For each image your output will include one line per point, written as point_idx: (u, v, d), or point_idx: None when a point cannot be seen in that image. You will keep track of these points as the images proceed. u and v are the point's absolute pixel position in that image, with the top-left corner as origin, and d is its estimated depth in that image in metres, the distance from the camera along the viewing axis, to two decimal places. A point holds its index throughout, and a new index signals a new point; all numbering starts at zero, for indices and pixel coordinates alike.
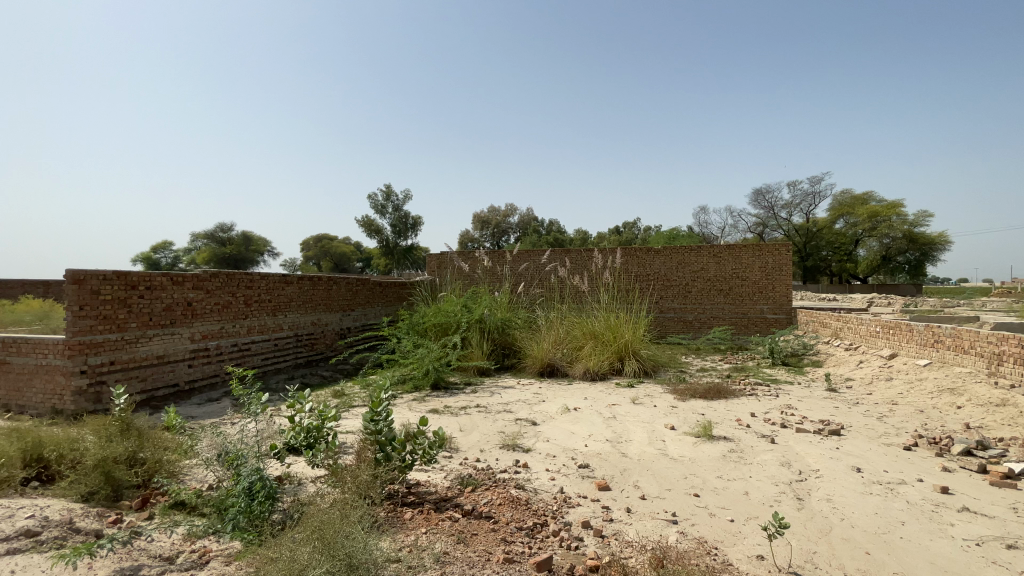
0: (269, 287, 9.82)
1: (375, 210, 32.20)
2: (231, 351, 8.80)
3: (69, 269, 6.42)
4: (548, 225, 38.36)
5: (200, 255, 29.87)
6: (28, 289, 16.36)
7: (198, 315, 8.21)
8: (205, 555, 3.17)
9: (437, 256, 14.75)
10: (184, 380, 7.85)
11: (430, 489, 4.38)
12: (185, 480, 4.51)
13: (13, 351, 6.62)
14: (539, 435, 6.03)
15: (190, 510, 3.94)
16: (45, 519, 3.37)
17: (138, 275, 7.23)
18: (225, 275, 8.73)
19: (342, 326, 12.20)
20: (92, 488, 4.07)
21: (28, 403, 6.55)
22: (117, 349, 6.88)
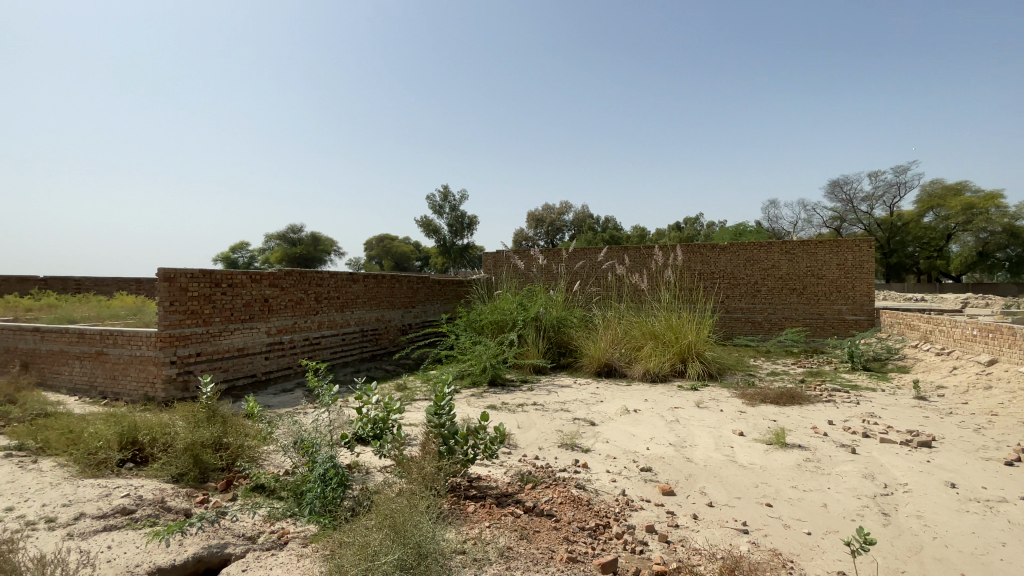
0: (337, 285, 10.31)
1: (433, 210, 33.03)
2: (303, 345, 9.32)
3: (161, 268, 7.05)
4: (605, 222, 37.71)
5: (273, 256, 31.98)
6: (124, 286, 18.14)
7: (274, 311, 8.77)
8: (283, 536, 3.37)
9: (492, 255, 14.87)
10: (261, 371, 8.40)
11: (491, 485, 4.42)
12: (263, 465, 4.81)
13: (115, 343, 7.33)
14: (599, 436, 5.92)
15: (268, 494, 4.20)
16: (137, 499, 3.73)
17: (221, 273, 7.82)
18: (297, 274, 9.26)
19: (404, 322, 12.61)
20: (182, 470, 4.42)
21: (128, 389, 7.23)
22: (203, 341, 7.48)
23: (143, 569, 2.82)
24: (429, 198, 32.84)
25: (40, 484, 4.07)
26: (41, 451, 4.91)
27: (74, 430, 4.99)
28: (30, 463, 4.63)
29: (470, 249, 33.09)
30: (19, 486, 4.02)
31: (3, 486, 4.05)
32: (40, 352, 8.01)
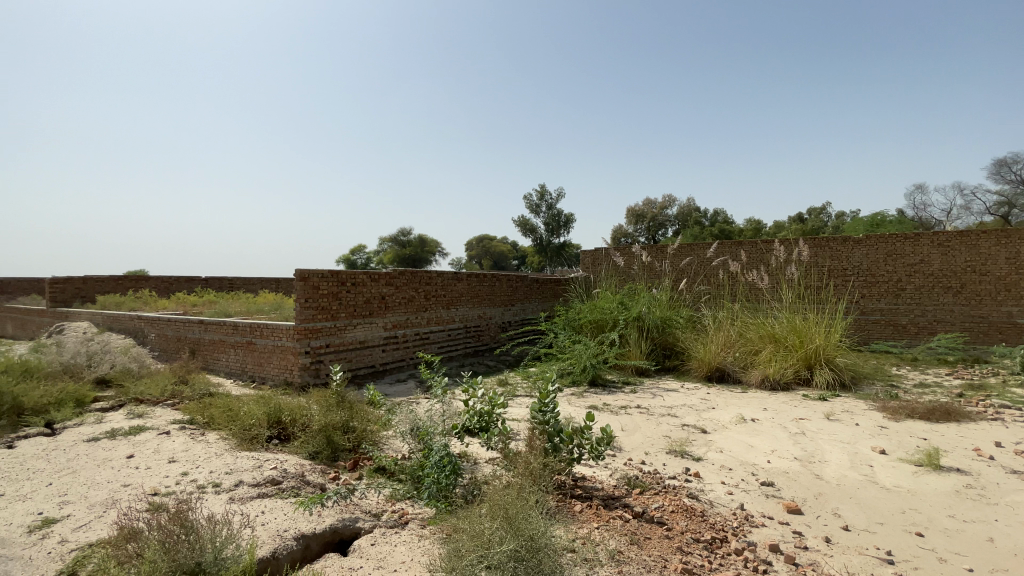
0: (444, 284, 10.86)
1: (531, 210, 33.46)
2: (414, 339, 9.96)
3: (298, 269, 7.95)
4: (712, 217, 35.42)
5: (386, 257, 34.64)
6: (265, 285, 20.80)
7: (389, 307, 9.47)
8: (403, 516, 3.62)
9: (592, 252, 14.69)
10: (379, 362, 9.13)
11: (597, 486, 4.36)
12: (384, 449, 5.23)
13: (261, 334, 8.41)
14: (711, 444, 5.58)
15: (389, 475, 4.55)
16: (282, 472, 4.25)
17: (346, 273, 8.61)
18: (408, 274, 9.91)
19: (504, 320, 12.94)
20: (317, 448, 4.96)
21: (271, 375, 8.26)
22: (331, 334, 8.30)
23: (290, 533, 3.20)
24: (527, 198, 33.29)
25: (208, 454, 4.80)
26: (208, 425, 5.79)
27: (232, 409, 5.81)
28: (201, 435, 5.49)
29: (568, 248, 33.00)
30: (193, 454, 4.79)
31: (182, 453, 4.85)
32: (204, 341, 9.44)
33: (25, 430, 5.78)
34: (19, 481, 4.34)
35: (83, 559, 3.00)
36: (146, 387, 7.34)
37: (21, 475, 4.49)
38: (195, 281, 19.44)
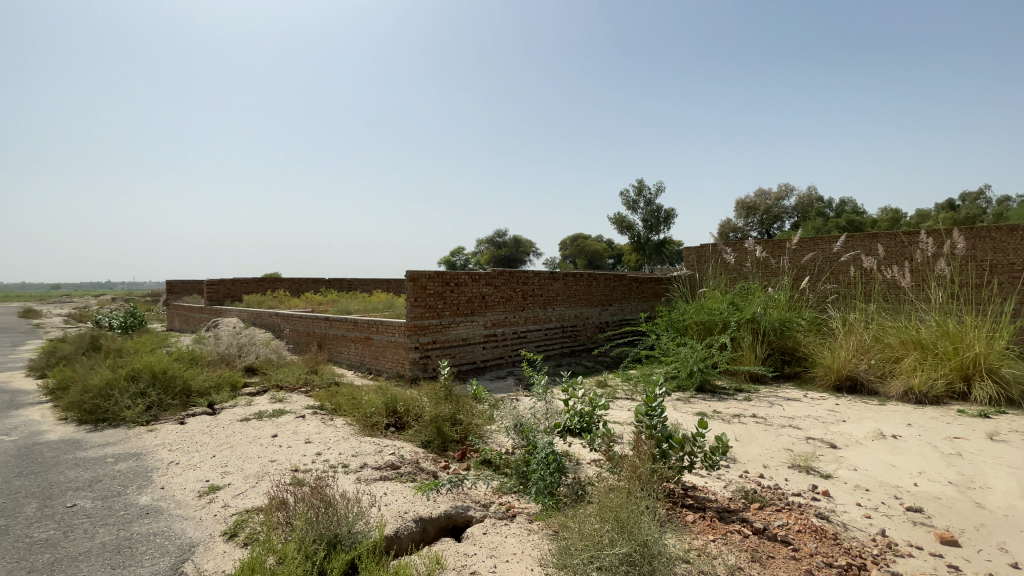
0: (542, 283, 10.98)
1: (628, 207, 32.57)
2: (513, 338, 10.19)
3: (409, 270, 8.50)
4: (835, 206, 31.78)
5: (483, 258, 35.82)
6: (377, 285, 22.57)
7: (490, 306, 9.78)
8: (512, 510, 3.72)
9: (697, 249, 13.93)
10: (480, 359, 9.48)
11: (710, 497, 4.13)
12: (489, 442, 5.41)
13: (376, 330, 9.14)
14: (842, 461, 5.02)
15: (495, 468, 4.70)
16: (400, 458, 4.58)
17: (450, 273, 9.04)
18: (508, 274, 10.16)
19: (602, 320, 12.76)
20: (429, 438, 5.27)
21: (385, 368, 8.94)
22: (437, 331, 8.78)
23: (410, 515, 3.44)
24: (623, 195, 32.41)
25: (336, 437, 5.32)
26: (335, 412, 6.43)
27: (355, 398, 6.39)
28: (330, 420, 6.11)
29: (667, 245, 31.58)
30: (324, 437, 5.35)
31: (315, 435, 5.43)
32: (329, 335, 10.49)
33: (194, 409, 6.86)
34: (192, 451, 5.16)
35: (243, 522, 3.49)
36: (283, 375, 8.34)
37: (194, 446, 5.33)
38: (319, 282, 21.66)
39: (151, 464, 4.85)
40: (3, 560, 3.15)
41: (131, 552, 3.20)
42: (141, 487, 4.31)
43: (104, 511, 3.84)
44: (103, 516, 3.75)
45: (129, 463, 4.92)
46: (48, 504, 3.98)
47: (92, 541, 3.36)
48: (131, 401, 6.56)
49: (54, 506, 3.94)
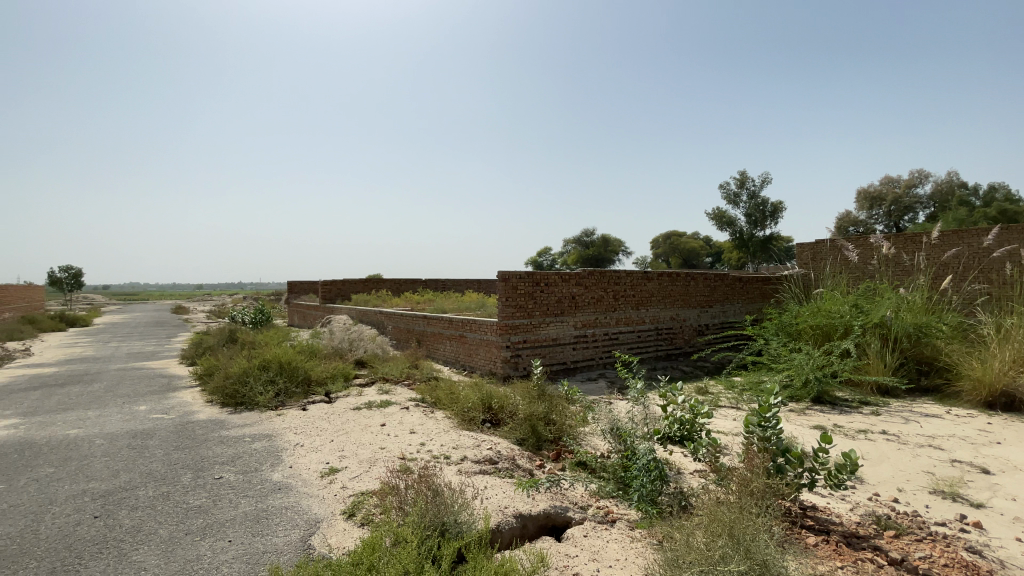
0: (635, 284, 10.67)
1: (729, 201, 30.62)
2: (605, 339, 10.01)
3: (500, 271, 8.70)
4: (984, 194, 27.32)
5: (571, 258, 35.71)
6: (469, 285, 23.42)
7: (580, 306, 9.69)
8: (611, 515, 3.66)
9: (811, 246, 12.71)
10: (571, 360, 9.43)
11: (833, 520, 3.74)
12: (584, 444, 5.35)
13: (470, 329, 9.45)
14: (1000, 490, 4.29)
15: (591, 471, 4.64)
16: (497, 454, 4.70)
17: (540, 273, 9.10)
18: (599, 274, 10.01)
19: (700, 323, 12.10)
20: (523, 436, 5.34)
21: (479, 365, 9.22)
22: (528, 330, 8.88)
23: (510, 511, 3.52)
24: (721, 188, 30.48)
25: (437, 430, 5.59)
26: (435, 405, 6.77)
27: (453, 392, 6.68)
28: (431, 413, 6.44)
29: (773, 241, 29.15)
30: (426, 428, 5.65)
31: (418, 426, 5.76)
32: (427, 333, 11.07)
33: (314, 397, 7.59)
34: (313, 435, 5.72)
35: (359, 503, 3.79)
36: (388, 369, 8.95)
37: (314, 430, 5.91)
38: (416, 283, 22.94)
39: (280, 444, 5.45)
40: (170, 520, 3.71)
41: (267, 523, 3.62)
42: (273, 464, 4.85)
43: (244, 484, 4.38)
44: (244, 489, 4.27)
45: (263, 442, 5.56)
46: (201, 474, 4.62)
47: (236, 510, 3.84)
48: (263, 388, 7.42)
49: (205, 477, 4.57)
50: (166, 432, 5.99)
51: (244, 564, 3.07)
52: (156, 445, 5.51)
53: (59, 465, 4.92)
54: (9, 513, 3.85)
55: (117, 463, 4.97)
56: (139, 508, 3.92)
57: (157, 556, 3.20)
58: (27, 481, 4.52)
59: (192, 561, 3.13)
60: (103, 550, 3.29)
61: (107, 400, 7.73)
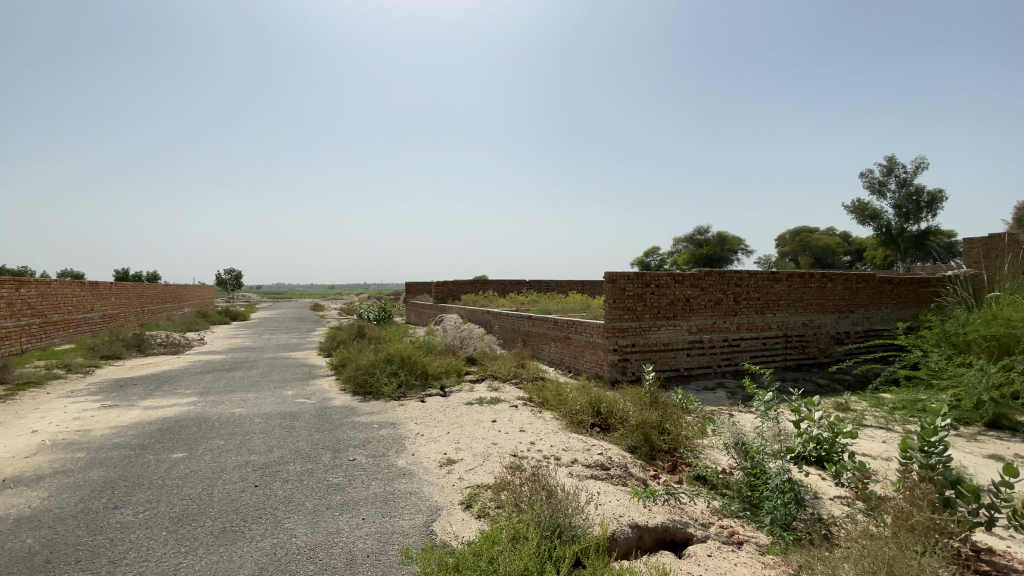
0: (757, 285, 9.80)
1: (872, 191, 26.93)
2: (722, 345, 9.33)
3: (609, 272, 8.51)
4: None
5: (682, 258, 33.96)
6: (573, 286, 23.36)
7: (695, 310, 9.15)
8: (736, 538, 3.40)
9: (984, 241, 10.70)
10: (683, 366, 8.94)
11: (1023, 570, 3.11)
12: (702, 458, 5.04)
13: (576, 330, 9.38)
14: None
15: (711, 487, 4.35)
16: (609, 459, 4.61)
17: (651, 275, 8.75)
18: (716, 274, 9.36)
19: (838, 330, 10.78)
20: (635, 443, 5.16)
21: (585, 368, 9.11)
22: (637, 334, 8.58)
23: (626, 519, 3.42)
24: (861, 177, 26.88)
25: (547, 430, 5.64)
26: (543, 405, 6.84)
27: (561, 393, 6.69)
28: (539, 412, 6.52)
29: (930, 236, 25.05)
30: (536, 428, 5.73)
31: (528, 425, 5.85)
32: (532, 333, 11.22)
33: (430, 390, 8.09)
34: (431, 426, 6.09)
35: (476, 496, 3.95)
36: (497, 367, 9.23)
37: (432, 421, 6.29)
38: (521, 284, 23.41)
39: (403, 433, 5.88)
40: (313, 495, 4.17)
41: (395, 505, 3.92)
42: (397, 451, 5.25)
43: (373, 467, 4.79)
44: (373, 472, 4.67)
45: (388, 429, 6.05)
46: (337, 455, 5.14)
47: (368, 490, 4.22)
48: (387, 379, 8.09)
49: (342, 457, 5.08)
50: (308, 415, 6.78)
51: (376, 542, 3.36)
52: (301, 426, 6.26)
53: (228, 438, 5.80)
54: (194, 476, 4.62)
55: (271, 440, 5.73)
56: (289, 481, 4.47)
57: (305, 525, 3.63)
58: (206, 450, 5.39)
59: (332, 533, 3.49)
60: (263, 516, 3.80)
61: (262, 384, 8.96)
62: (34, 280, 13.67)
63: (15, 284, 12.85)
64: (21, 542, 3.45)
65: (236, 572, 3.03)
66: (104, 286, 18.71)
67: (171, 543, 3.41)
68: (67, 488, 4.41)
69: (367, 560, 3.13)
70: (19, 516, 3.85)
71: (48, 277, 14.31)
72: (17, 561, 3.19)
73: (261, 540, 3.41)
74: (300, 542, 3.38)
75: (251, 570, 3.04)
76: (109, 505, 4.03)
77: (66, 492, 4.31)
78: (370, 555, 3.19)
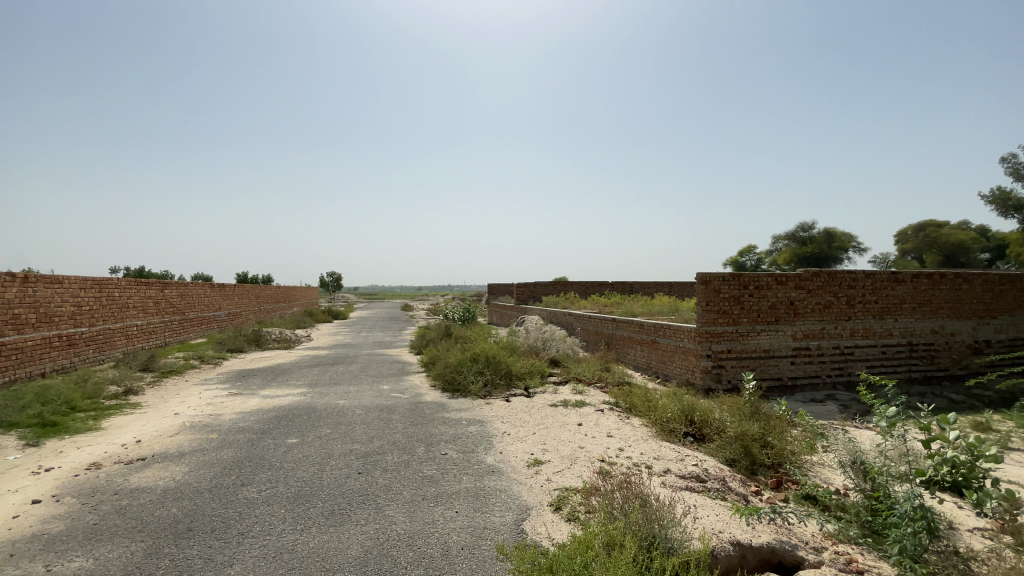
0: (875, 287, 8.81)
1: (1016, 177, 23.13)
2: (832, 353, 8.49)
3: (701, 273, 8.09)
4: None
5: (781, 257, 31.46)
6: (660, 288, 22.57)
7: (800, 314, 8.42)
8: (854, 567, 3.09)
9: None
10: (787, 376, 8.25)
11: None
12: (811, 477, 4.63)
13: (664, 334, 9.02)
14: None
15: (823, 509, 3.97)
16: (705, 471, 4.38)
17: (749, 275, 8.19)
18: (824, 275, 8.54)
19: (977, 339, 9.38)
20: (734, 456, 4.85)
21: (675, 373, 8.73)
22: (733, 339, 8.07)
23: (727, 537, 3.23)
24: (1003, 162, 23.21)
25: (636, 437, 5.48)
26: (630, 411, 6.66)
27: (650, 399, 6.47)
28: (626, 418, 6.35)
29: None
30: (625, 434, 5.59)
31: (615, 431, 5.73)
32: (617, 336, 10.97)
33: (516, 390, 8.20)
34: (518, 425, 6.18)
35: (565, 498, 3.94)
36: (581, 370, 9.15)
37: (518, 421, 6.36)
38: (604, 285, 22.99)
39: (490, 430, 6.02)
40: (410, 485, 4.40)
41: (486, 501, 4.02)
42: (486, 448, 5.38)
43: (464, 462, 4.95)
44: (464, 467, 4.83)
45: (476, 427, 6.22)
46: (430, 449, 5.38)
47: (460, 485, 4.37)
48: (474, 377, 8.33)
49: (434, 451, 5.31)
50: (403, 409, 7.17)
51: (469, 535, 3.46)
52: (396, 419, 6.63)
53: (333, 427, 6.29)
54: (306, 461, 5.07)
55: (371, 430, 6.13)
56: (388, 471, 4.76)
57: (403, 514, 3.83)
58: (315, 437, 5.89)
59: (429, 523, 3.65)
60: (365, 502, 4.07)
61: (361, 379, 9.64)
62: (175, 281, 15.82)
63: (161, 285, 14.95)
64: (169, 510, 3.99)
65: (344, 552, 3.27)
66: (229, 287, 21.18)
67: (288, 520, 3.76)
68: (203, 465, 5.04)
69: (461, 552, 3.23)
70: (167, 487, 4.47)
71: (186, 279, 16.49)
72: (166, 527, 3.70)
73: (365, 525, 3.66)
74: (400, 530, 3.57)
75: (357, 552, 3.27)
76: (237, 482, 4.55)
77: (203, 469, 4.93)
78: (464, 548, 3.28)
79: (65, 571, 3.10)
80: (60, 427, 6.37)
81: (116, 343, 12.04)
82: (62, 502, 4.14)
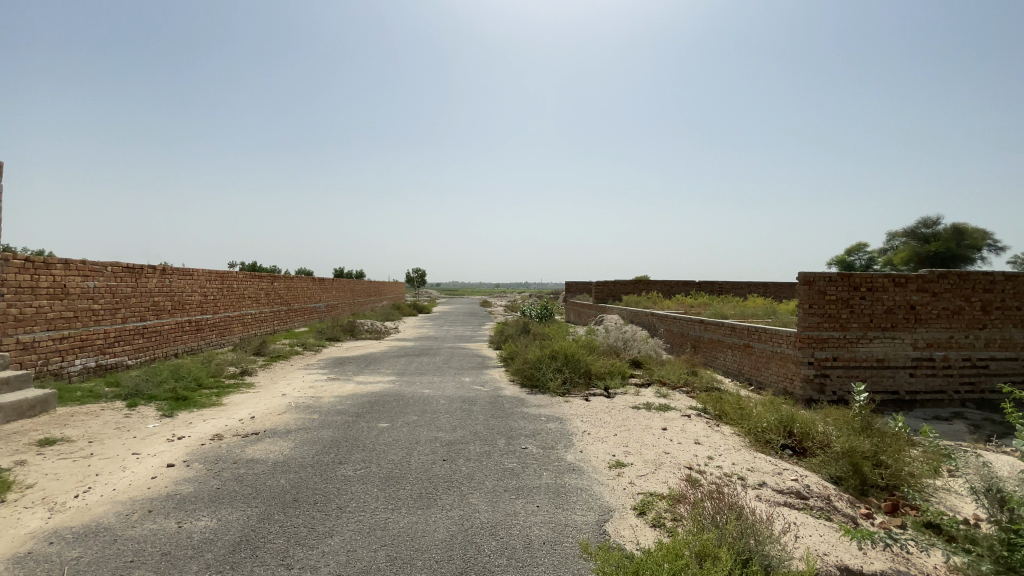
0: (1018, 291, 7.61)
1: None
2: (962, 366, 7.44)
3: (803, 273, 7.47)
4: None
5: (899, 256, 28.23)
6: (753, 289, 21.21)
7: (923, 320, 7.48)
8: None
9: None
10: (905, 390, 7.36)
11: None
12: (934, 503, 4.13)
13: (759, 338, 8.43)
14: None
15: (948, 540, 3.50)
16: (806, 487, 4.04)
17: (861, 276, 7.42)
18: (954, 277, 7.53)
19: None
20: (841, 473, 4.42)
21: (770, 380, 8.12)
22: (839, 346, 7.35)
23: (833, 560, 2.97)
24: None
25: (726, 445, 5.18)
26: (719, 418, 6.33)
27: (743, 407, 6.09)
28: (716, 425, 6.04)
29: None
30: (714, 442, 5.31)
31: (704, 438, 5.46)
32: (705, 339, 10.43)
33: (595, 389, 8.08)
34: (601, 426, 6.06)
35: (649, 503, 3.82)
36: (665, 373, 8.81)
37: (599, 421, 6.28)
38: (690, 284, 21.93)
39: (570, 429, 5.99)
40: (492, 476, 4.50)
41: (567, 498, 4.01)
42: (566, 445, 5.36)
43: (545, 458, 4.97)
44: (545, 462, 4.85)
45: (556, 424, 6.21)
46: (511, 442, 5.48)
47: (542, 480, 4.40)
48: (554, 374, 8.33)
49: (516, 444, 5.39)
50: (484, 402, 7.36)
51: (551, 531, 3.46)
52: (478, 411, 6.82)
53: (420, 414, 6.62)
54: (396, 445, 5.37)
55: (454, 420, 6.37)
56: (471, 460, 4.91)
57: (486, 503, 3.92)
58: (404, 423, 6.22)
59: (510, 515, 3.71)
60: (450, 488, 4.23)
61: (444, 370, 10.05)
62: (282, 274, 17.44)
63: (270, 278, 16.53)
64: (279, 481, 4.41)
65: (431, 535, 3.42)
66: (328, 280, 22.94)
67: (380, 499, 4.00)
68: (306, 442, 5.52)
69: (543, 547, 3.25)
70: (277, 460, 4.95)
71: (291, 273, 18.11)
72: (277, 495, 4.09)
73: (450, 510, 3.79)
74: (483, 518, 3.67)
75: (444, 536, 3.40)
76: (335, 460, 4.93)
77: (307, 445, 5.40)
78: (546, 543, 3.30)
79: (194, 527, 3.54)
80: (189, 401, 7.29)
81: (234, 329, 13.53)
82: (191, 467, 4.73)
